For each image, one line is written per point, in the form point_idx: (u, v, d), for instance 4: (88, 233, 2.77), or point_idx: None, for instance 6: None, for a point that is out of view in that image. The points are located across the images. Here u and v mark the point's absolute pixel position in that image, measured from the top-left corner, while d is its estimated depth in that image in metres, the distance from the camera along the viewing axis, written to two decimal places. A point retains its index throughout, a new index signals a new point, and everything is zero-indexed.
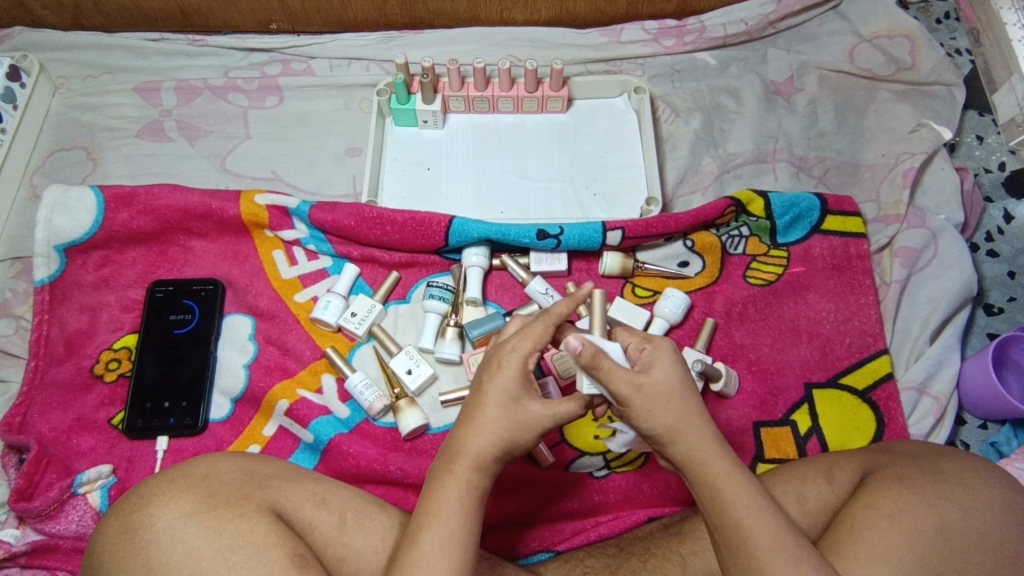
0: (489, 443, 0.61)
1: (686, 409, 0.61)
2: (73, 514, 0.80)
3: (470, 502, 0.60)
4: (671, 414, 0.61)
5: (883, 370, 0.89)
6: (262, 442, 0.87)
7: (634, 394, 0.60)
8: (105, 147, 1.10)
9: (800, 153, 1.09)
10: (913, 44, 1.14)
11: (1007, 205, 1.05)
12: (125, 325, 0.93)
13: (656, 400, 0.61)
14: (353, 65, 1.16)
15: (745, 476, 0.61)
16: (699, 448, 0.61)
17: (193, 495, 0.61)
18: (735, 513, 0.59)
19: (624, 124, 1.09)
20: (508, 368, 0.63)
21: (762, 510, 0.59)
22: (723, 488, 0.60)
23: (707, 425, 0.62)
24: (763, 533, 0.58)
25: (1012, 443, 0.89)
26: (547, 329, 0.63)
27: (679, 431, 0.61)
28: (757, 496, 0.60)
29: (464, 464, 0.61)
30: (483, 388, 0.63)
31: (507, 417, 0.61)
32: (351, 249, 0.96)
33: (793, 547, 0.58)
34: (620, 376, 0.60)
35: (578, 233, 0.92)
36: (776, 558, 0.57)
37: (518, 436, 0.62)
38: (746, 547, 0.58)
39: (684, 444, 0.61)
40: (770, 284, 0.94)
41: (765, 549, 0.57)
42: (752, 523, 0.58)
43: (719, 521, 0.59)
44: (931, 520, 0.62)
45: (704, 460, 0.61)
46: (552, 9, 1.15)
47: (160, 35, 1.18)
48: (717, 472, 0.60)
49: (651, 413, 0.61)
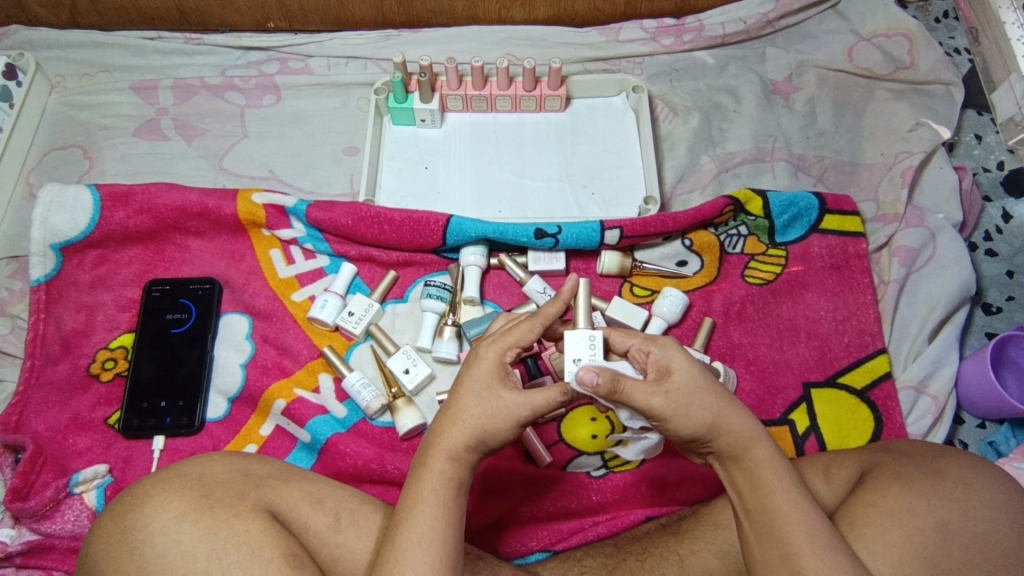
0: (463, 432, 0.61)
1: (719, 402, 0.60)
2: (69, 514, 0.80)
3: (446, 495, 0.59)
4: (707, 411, 0.59)
5: (881, 370, 0.89)
6: (258, 441, 0.86)
7: (665, 403, 0.58)
8: (102, 145, 1.09)
9: (799, 152, 1.09)
10: (911, 44, 1.13)
11: (1006, 204, 1.05)
12: (122, 324, 0.93)
13: (688, 403, 0.59)
14: (350, 63, 1.16)
15: (786, 465, 0.61)
16: (742, 437, 0.61)
17: (188, 494, 0.61)
18: (776, 500, 0.59)
19: (622, 123, 1.09)
20: (485, 358, 0.63)
21: (800, 499, 0.60)
22: (765, 475, 0.60)
23: (746, 415, 0.62)
24: (799, 522, 0.58)
25: (1010, 443, 0.88)
26: (532, 328, 0.64)
27: (720, 425, 0.60)
28: (795, 485, 0.60)
29: (438, 455, 0.61)
30: (461, 379, 0.63)
31: (479, 406, 0.61)
32: (348, 248, 0.96)
33: (827, 536, 0.58)
34: (645, 391, 0.58)
35: (576, 232, 0.92)
36: (812, 545, 0.58)
37: (492, 425, 0.61)
38: (782, 534, 0.58)
39: (726, 435, 0.60)
40: (768, 283, 0.94)
41: (802, 536, 0.58)
42: (791, 511, 0.59)
43: (757, 508, 0.60)
44: (933, 517, 0.62)
45: (747, 448, 0.61)
46: (550, 8, 1.15)
47: (157, 33, 1.17)
48: (759, 459, 0.61)
49: (686, 417, 0.59)
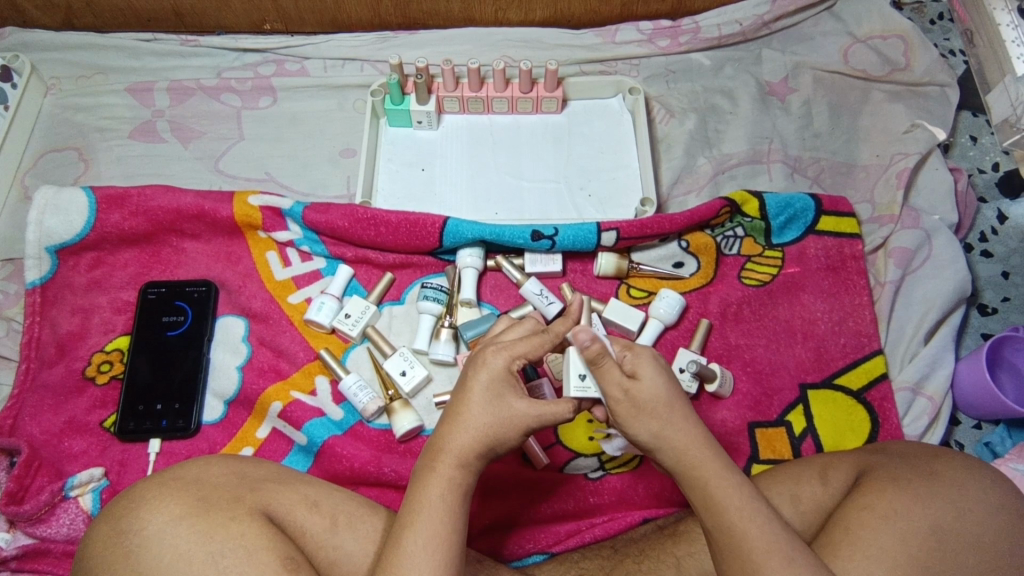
0: (473, 439, 0.61)
1: (670, 414, 0.61)
2: (65, 518, 0.79)
3: (454, 500, 0.60)
4: (655, 421, 0.61)
5: (877, 371, 0.89)
6: (255, 443, 0.86)
7: (620, 399, 0.61)
8: (97, 147, 1.09)
9: (795, 154, 1.09)
10: (906, 45, 1.14)
11: (1001, 205, 1.06)
12: (117, 327, 0.92)
13: (642, 407, 0.61)
14: (347, 65, 1.16)
15: (739, 481, 0.61)
16: (690, 453, 0.61)
17: (183, 498, 0.61)
18: (729, 516, 0.59)
19: (618, 125, 1.09)
20: (493, 363, 0.63)
21: (755, 511, 0.59)
22: (715, 490, 0.60)
23: (694, 426, 0.62)
24: (758, 537, 0.58)
25: (1006, 443, 0.89)
26: (544, 343, 0.64)
27: (665, 437, 0.61)
28: (751, 499, 0.60)
29: (447, 461, 0.61)
30: (467, 384, 0.63)
31: (491, 414, 0.61)
32: (344, 250, 0.96)
33: (788, 550, 0.58)
34: (613, 379, 0.61)
35: (573, 234, 0.92)
36: (772, 561, 0.57)
37: (502, 434, 0.61)
38: (743, 549, 0.58)
39: (674, 449, 0.61)
40: (765, 284, 0.94)
41: (761, 549, 0.58)
42: (747, 524, 0.59)
43: (714, 525, 0.60)
44: (923, 521, 0.62)
45: (694, 463, 0.61)
46: (547, 10, 1.15)
47: (153, 35, 1.17)
48: (709, 475, 0.61)
49: (636, 419, 0.61)
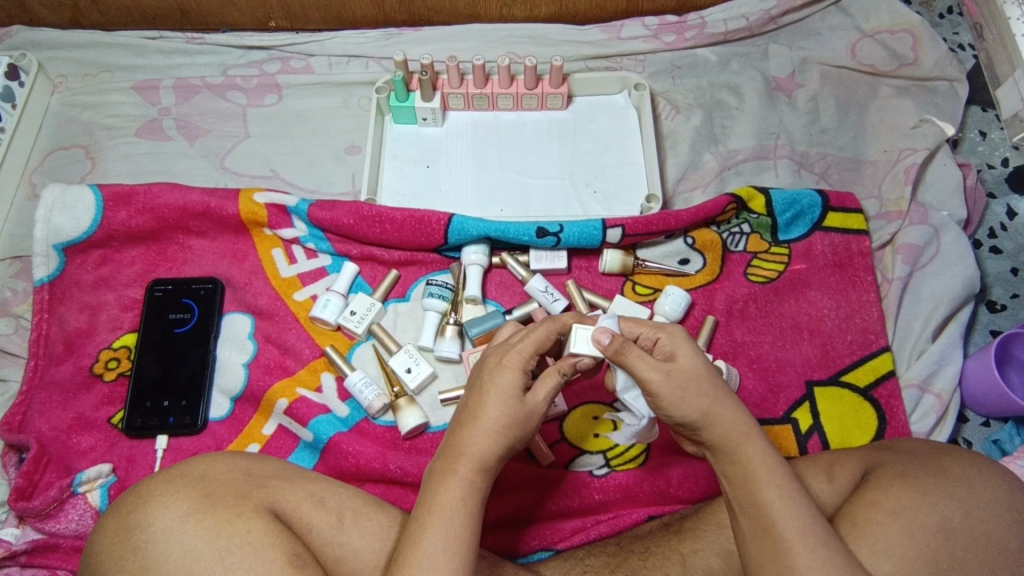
0: (491, 442, 0.62)
1: (717, 393, 0.62)
2: (73, 513, 0.80)
3: (473, 503, 0.60)
4: (703, 399, 0.61)
5: (885, 368, 0.88)
6: (261, 440, 0.87)
7: (664, 381, 0.61)
8: (104, 145, 1.09)
9: (802, 149, 1.08)
10: (915, 39, 1.13)
11: (1011, 201, 1.05)
12: (125, 323, 0.93)
13: (686, 386, 0.61)
14: (352, 61, 1.16)
15: (781, 464, 0.61)
16: (736, 431, 0.61)
17: (190, 495, 0.61)
18: (767, 494, 0.59)
19: (624, 121, 1.09)
20: (508, 367, 0.64)
21: (792, 494, 0.59)
22: (756, 470, 0.60)
23: (740, 410, 0.62)
24: (792, 518, 0.58)
25: (1014, 441, 0.88)
26: (547, 334, 0.66)
27: (712, 416, 0.61)
28: (788, 481, 0.60)
29: (466, 464, 0.61)
30: (484, 388, 0.63)
31: (506, 416, 0.62)
32: (350, 247, 0.96)
33: (820, 532, 0.58)
34: (647, 364, 0.62)
35: (578, 231, 0.92)
36: (805, 542, 0.57)
37: (517, 432, 0.63)
38: (775, 528, 0.58)
39: (720, 425, 0.61)
40: (771, 281, 0.94)
41: (794, 531, 0.57)
42: (782, 505, 0.58)
43: (749, 502, 0.60)
44: (938, 515, 0.62)
45: (739, 441, 0.61)
46: (552, 6, 1.15)
47: (159, 33, 1.17)
48: (751, 453, 0.61)
49: (682, 401, 0.61)
